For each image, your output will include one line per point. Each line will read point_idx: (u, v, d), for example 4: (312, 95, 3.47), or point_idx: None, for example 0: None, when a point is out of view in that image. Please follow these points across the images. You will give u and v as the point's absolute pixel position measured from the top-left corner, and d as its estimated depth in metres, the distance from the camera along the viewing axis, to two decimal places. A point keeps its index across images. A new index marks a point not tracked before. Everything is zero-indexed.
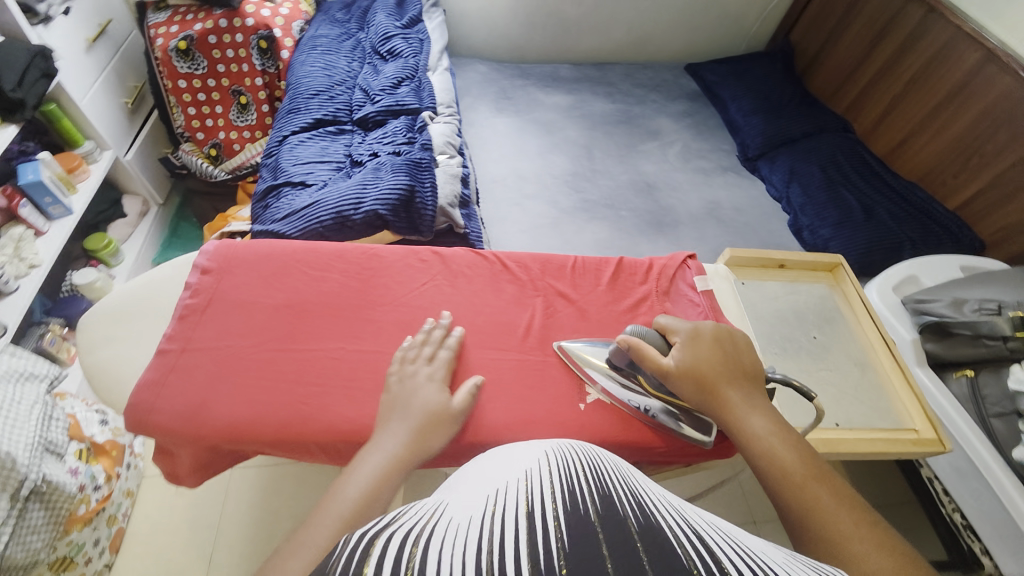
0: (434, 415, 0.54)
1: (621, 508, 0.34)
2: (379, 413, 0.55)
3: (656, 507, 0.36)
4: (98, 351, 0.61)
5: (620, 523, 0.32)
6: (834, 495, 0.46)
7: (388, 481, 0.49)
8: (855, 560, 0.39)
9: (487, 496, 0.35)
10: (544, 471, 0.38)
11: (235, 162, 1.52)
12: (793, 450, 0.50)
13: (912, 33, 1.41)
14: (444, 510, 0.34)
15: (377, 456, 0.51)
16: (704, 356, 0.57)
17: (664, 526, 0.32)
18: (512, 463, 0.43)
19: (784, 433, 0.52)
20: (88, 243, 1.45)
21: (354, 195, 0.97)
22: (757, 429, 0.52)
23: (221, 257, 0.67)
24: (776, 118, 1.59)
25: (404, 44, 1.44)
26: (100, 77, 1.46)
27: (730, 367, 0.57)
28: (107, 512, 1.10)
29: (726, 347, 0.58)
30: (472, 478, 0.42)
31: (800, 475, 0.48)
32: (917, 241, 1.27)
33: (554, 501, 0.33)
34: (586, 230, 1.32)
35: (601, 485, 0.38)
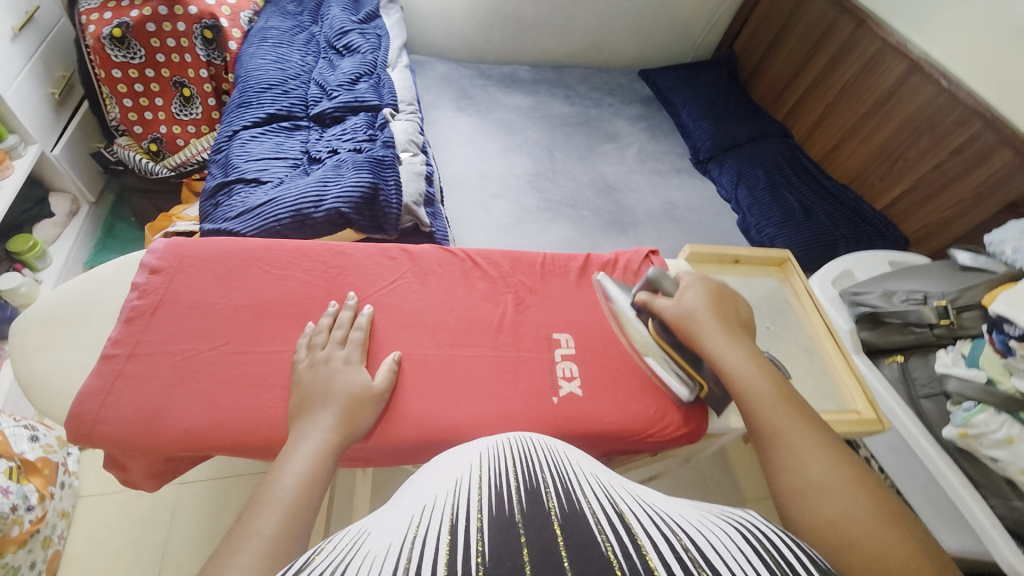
0: (356, 397, 0.53)
1: (546, 501, 0.34)
2: (298, 404, 0.52)
3: (583, 491, 0.36)
4: (31, 360, 0.55)
5: (542, 520, 0.31)
6: (794, 410, 0.52)
7: (320, 469, 0.46)
8: (809, 472, 0.47)
9: (410, 518, 0.33)
10: (473, 478, 0.37)
11: (179, 157, 1.43)
12: (766, 376, 0.54)
13: (843, 46, 1.53)
14: (363, 542, 0.31)
15: (307, 443, 0.48)
16: (717, 305, 0.59)
17: (587, 512, 0.33)
18: (445, 471, 0.42)
19: (760, 362, 0.56)
20: (9, 245, 1.32)
21: (313, 193, 0.94)
22: (741, 364, 0.55)
23: (172, 256, 0.63)
24: (724, 123, 1.68)
25: (363, 40, 1.40)
26: (27, 67, 1.34)
27: (724, 316, 0.59)
28: (42, 534, 1.02)
29: (726, 303, 0.61)
30: (404, 496, 0.40)
31: (769, 398, 0.53)
32: (850, 238, 1.37)
33: (478, 511, 0.32)
34: (548, 229, 1.34)
35: (529, 479, 0.37)
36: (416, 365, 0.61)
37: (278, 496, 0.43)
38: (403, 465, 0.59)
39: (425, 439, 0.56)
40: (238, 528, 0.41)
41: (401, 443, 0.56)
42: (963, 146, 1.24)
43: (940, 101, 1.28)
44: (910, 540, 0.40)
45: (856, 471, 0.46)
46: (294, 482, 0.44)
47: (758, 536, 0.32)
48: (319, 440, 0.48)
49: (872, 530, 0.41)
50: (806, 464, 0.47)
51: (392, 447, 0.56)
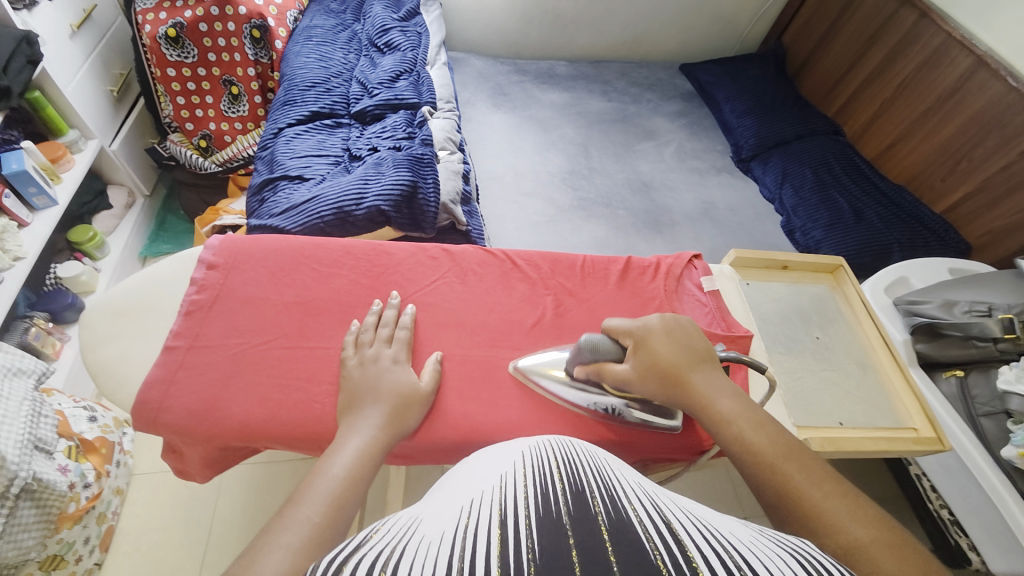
0: (404, 396, 0.54)
1: (592, 505, 0.33)
2: (347, 400, 0.53)
3: (630, 499, 0.36)
4: (100, 349, 0.59)
5: (590, 522, 0.31)
6: (805, 470, 0.47)
7: (368, 463, 0.48)
8: (842, 531, 0.40)
9: (460, 508, 0.33)
10: (518, 476, 0.37)
11: (226, 153, 1.49)
12: (763, 431, 0.51)
13: (904, 37, 1.44)
14: (416, 528, 0.32)
15: (355, 439, 0.49)
16: (675, 347, 0.56)
17: (634, 519, 0.32)
18: (489, 467, 0.42)
19: (753, 414, 0.53)
20: (71, 236, 1.41)
21: (355, 191, 0.95)
22: (730, 410, 0.52)
23: (227, 252, 0.65)
24: (769, 120, 1.62)
25: (402, 37, 1.41)
26: (85, 63, 1.41)
27: (685, 354, 0.56)
28: (98, 510, 1.08)
29: (679, 336, 0.57)
30: (445, 490, 0.41)
31: (772, 455, 0.48)
32: (905, 243, 1.30)
33: (527, 508, 0.32)
34: (583, 228, 1.32)
35: (574, 482, 0.37)
36: (457, 365, 0.62)
37: (325, 486, 0.45)
38: (443, 464, 0.60)
39: (465, 439, 0.57)
40: (285, 511, 0.42)
41: (442, 442, 0.57)
42: None
43: (1008, 99, 1.20)
44: None
45: (885, 527, 0.41)
46: (342, 473, 0.46)
47: (806, 556, 0.32)
48: (368, 436, 0.50)
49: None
50: (830, 522, 0.42)
51: (433, 446, 0.57)
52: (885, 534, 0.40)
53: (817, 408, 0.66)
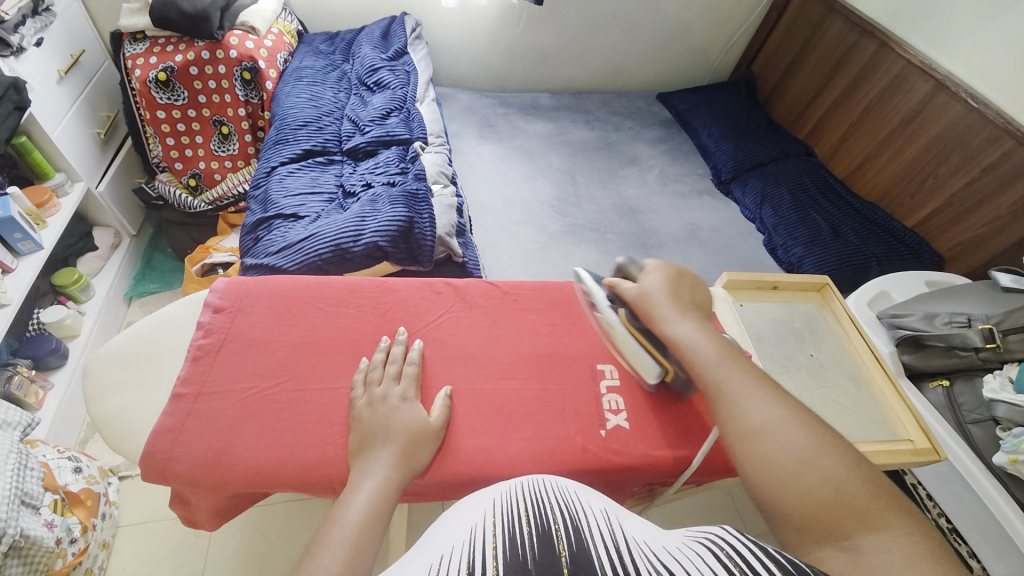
0: (416, 433, 0.54)
1: (556, 542, 0.36)
2: (360, 440, 0.53)
3: (590, 529, 0.39)
4: (104, 400, 0.58)
5: (554, 562, 0.33)
6: (735, 367, 0.55)
7: (382, 504, 0.48)
8: (751, 418, 0.51)
9: (431, 565, 0.35)
10: (487, 524, 0.39)
11: (216, 191, 1.50)
12: (707, 340, 0.58)
13: (866, 65, 1.54)
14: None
15: (370, 482, 0.49)
16: (672, 285, 0.63)
17: (593, 552, 0.35)
18: (463, 514, 0.44)
19: (706, 329, 0.59)
20: (55, 279, 1.38)
21: (352, 227, 0.97)
22: (689, 332, 0.59)
23: (232, 295, 0.65)
24: (745, 143, 1.69)
25: (392, 76, 1.44)
26: (72, 107, 1.42)
27: (678, 293, 0.63)
28: (83, 567, 1.04)
29: (682, 283, 0.65)
30: (426, 541, 0.42)
31: (707, 360, 0.56)
32: (881, 257, 1.36)
33: (494, 554, 0.34)
34: (574, 254, 1.35)
35: (540, 521, 0.39)
36: (466, 399, 0.62)
37: (343, 532, 0.45)
38: (456, 500, 0.60)
39: (480, 475, 0.57)
40: (305, 561, 0.42)
41: (456, 479, 0.57)
42: (996, 164, 1.23)
43: (968, 119, 1.28)
44: (848, 470, 0.46)
45: (797, 410, 0.51)
46: (357, 517, 0.46)
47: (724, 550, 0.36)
48: (382, 478, 0.50)
49: (820, 465, 0.46)
50: (751, 412, 0.51)
51: (446, 481, 0.57)
52: (796, 418, 0.50)
53: None
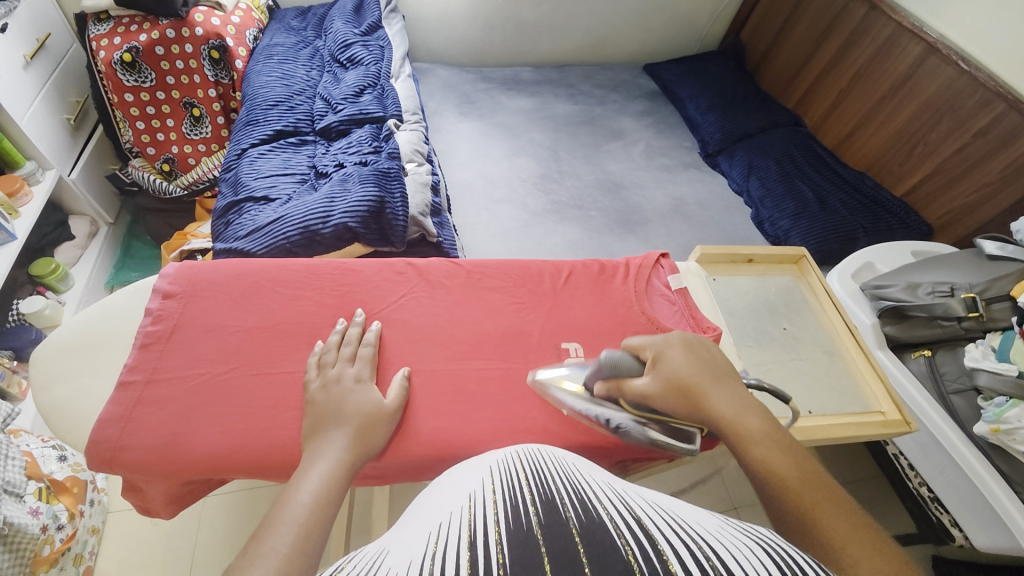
0: (370, 415, 0.53)
1: (562, 510, 0.34)
2: (312, 424, 0.52)
3: (599, 498, 0.37)
4: (54, 389, 0.57)
5: (563, 530, 0.32)
6: (831, 502, 0.40)
7: (335, 487, 0.46)
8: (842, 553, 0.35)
9: (429, 532, 0.34)
10: (486, 492, 0.38)
11: (191, 176, 1.47)
12: (786, 453, 0.46)
13: (856, 29, 1.48)
14: (382, 560, 0.32)
15: (321, 463, 0.48)
16: (693, 360, 0.53)
17: (605, 519, 0.33)
18: (457, 485, 0.43)
19: (773, 429, 0.48)
20: (33, 269, 1.36)
21: (321, 209, 0.94)
22: (753, 426, 0.48)
23: (185, 280, 0.63)
24: (733, 115, 1.65)
25: (365, 51, 1.39)
26: (39, 92, 1.38)
27: (708, 371, 0.53)
28: (73, 552, 1.09)
29: (701, 354, 0.55)
30: (417, 513, 0.41)
31: (796, 483, 0.42)
32: (869, 228, 1.34)
33: (496, 523, 0.33)
34: (556, 232, 1.34)
35: (544, 490, 0.38)
36: (427, 379, 0.61)
37: (292, 514, 0.43)
38: (417, 480, 0.59)
39: (440, 455, 0.56)
40: (251, 545, 0.40)
41: (414, 460, 0.56)
42: (987, 128, 1.20)
43: (959, 82, 1.24)
44: None
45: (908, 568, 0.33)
46: (308, 500, 0.44)
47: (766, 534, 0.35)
48: (335, 460, 0.48)
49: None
50: (836, 542, 0.36)
51: (403, 462, 0.56)
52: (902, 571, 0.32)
53: (787, 397, 0.66)
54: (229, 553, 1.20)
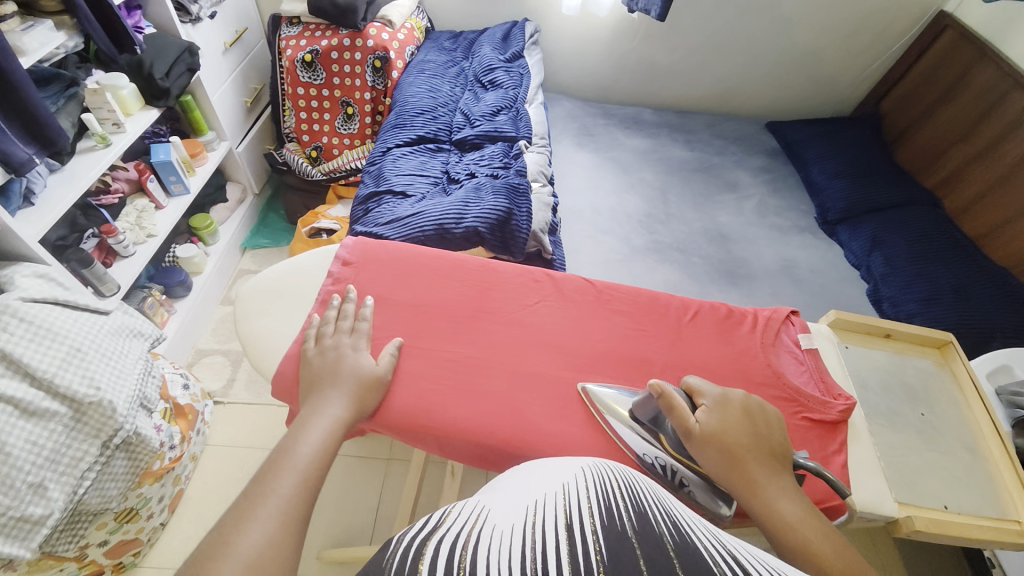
0: (365, 381, 0.58)
1: (656, 526, 0.37)
2: (311, 385, 0.57)
3: (692, 526, 0.39)
4: (252, 322, 0.67)
5: (657, 542, 0.35)
6: None
7: (332, 441, 0.52)
8: None
9: (528, 510, 0.39)
10: (581, 490, 0.42)
11: (332, 164, 1.66)
12: (830, 545, 0.46)
13: (1013, 121, 1.39)
14: (488, 521, 0.38)
15: (320, 421, 0.53)
16: (742, 420, 0.55)
17: (698, 545, 0.35)
18: (549, 476, 0.47)
19: (816, 520, 0.49)
20: (193, 221, 1.60)
21: (456, 211, 1.03)
22: (796, 513, 0.49)
23: (359, 252, 0.73)
24: (861, 185, 1.58)
25: (506, 76, 1.51)
26: (229, 76, 1.63)
27: (758, 438, 0.54)
28: (175, 472, 1.20)
29: (756, 420, 0.56)
30: (513, 491, 0.46)
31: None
32: (1010, 329, 1.22)
33: (592, 518, 0.37)
34: (656, 271, 1.35)
35: (638, 504, 0.41)
36: (547, 383, 0.65)
37: (295, 463, 0.49)
38: None
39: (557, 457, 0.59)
40: (256, 485, 0.46)
41: (533, 453, 0.59)
42: None
43: None
44: None
45: None
46: (309, 452, 0.50)
47: None
48: (333, 417, 0.54)
49: None
50: None
51: (526, 455, 0.60)
52: None
53: (920, 486, 0.62)
54: None
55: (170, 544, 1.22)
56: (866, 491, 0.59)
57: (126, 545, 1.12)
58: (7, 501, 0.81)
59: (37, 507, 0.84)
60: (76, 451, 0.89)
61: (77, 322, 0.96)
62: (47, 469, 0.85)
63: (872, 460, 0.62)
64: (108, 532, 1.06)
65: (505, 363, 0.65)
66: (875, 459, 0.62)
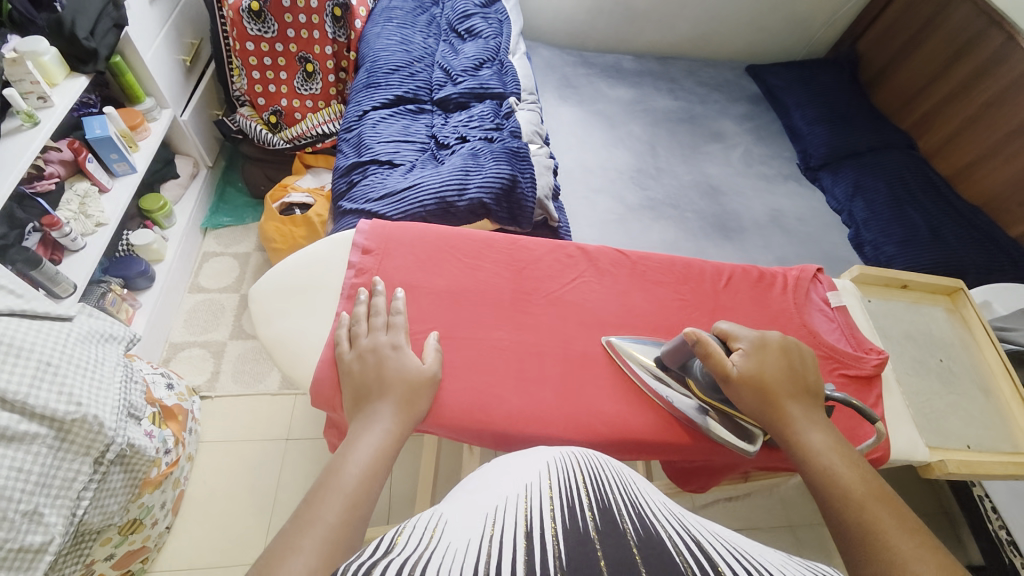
0: (411, 383, 0.56)
1: (620, 522, 0.37)
2: (361, 394, 0.55)
3: (657, 518, 0.39)
4: (275, 325, 0.65)
5: (621, 540, 0.34)
6: (893, 515, 0.49)
7: (384, 457, 0.50)
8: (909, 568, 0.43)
9: (486, 518, 0.37)
10: (544, 486, 0.41)
11: (296, 130, 1.50)
12: (853, 469, 0.54)
13: (990, 59, 1.43)
14: (442, 533, 0.35)
15: (371, 434, 0.51)
16: (776, 363, 0.60)
17: (663, 538, 0.35)
18: (515, 471, 0.46)
19: (839, 447, 0.56)
20: (143, 203, 1.42)
21: (457, 181, 0.96)
22: (822, 444, 0.56)
23: (378, 237, 0.69)
24: (841, 130, 1.60)
25: (485, 24, 1.39)
26: (161, 30, 1.40)
27: (793, 378, 0.60)
28: (174, 476, 1.14)
29: (793, 359, 0.61)
30: (474, 494, 0.44)
31: (860, 495, 0.51)
32: (982, 265, 1.31)
33: (553, 520, 0.35)
34: (652, 229, 1.34)
35: (601, 497, 0.40)
36: (593, 365, 0.66)
37: (342, 482, 0.46)
38: None
39: (610, 436, 0.62)
40: (303, 508, 0.43)
41: (590, 434, 0.62)
42: None
43: None
44: None
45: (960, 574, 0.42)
46: (358, 471, 0.47)
47: None
48: (384, 429, 0.52)
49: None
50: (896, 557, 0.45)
51: (579, 437, 0.62)
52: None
53: (947, 430, 0.72)
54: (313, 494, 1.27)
55: (179, 547, 1.17)
56: (901, 439, 0.67)
57: (133, 554, 1.07)
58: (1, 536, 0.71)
59: (36, 535, 0.75)
60: (68, 472, 0.79)
61: (41, 333, 0.82)
62: (40, 493, 0.76)
63: (902, 409, 0.70)
64: (114, 545, 1.01)
65: (551, 347, 0.66)
66: (903, 408, 0.70)
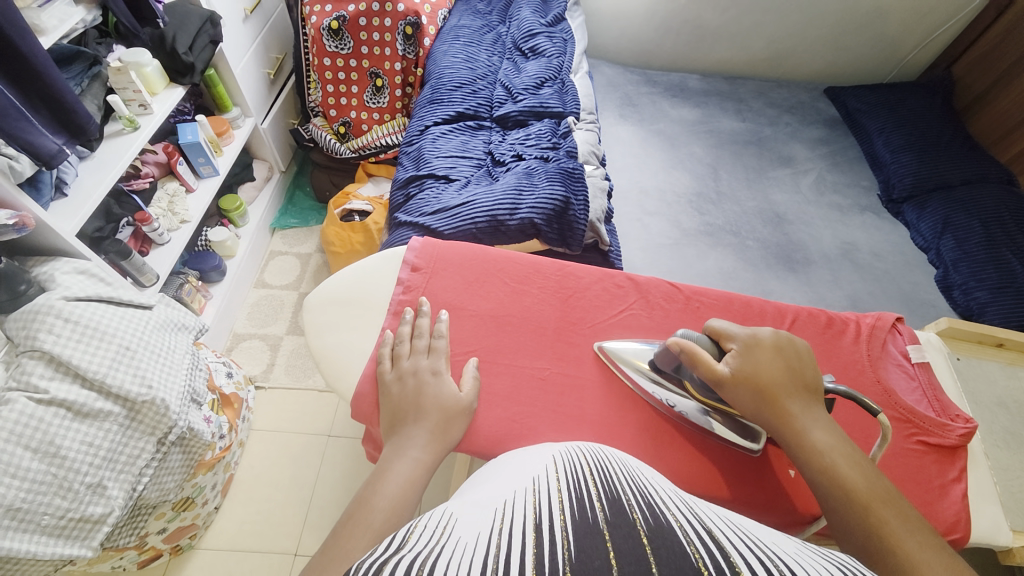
0: (447, 411, 0.57)
1: (629, 510, 0.34)
2: (396, 419, 0.56)
3: (666, 507, 0.36)
4: (324, 337, 0.67)
5: (628, 526, 0.31)
6: (900, 517, 0.48)
7: (412, 489, 0.50)
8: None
9: (494, 511, 0.34)
10: (551, 480, 0.39)
11: (362, 141, 1.58)
12: (858, 468, 0.52)
13: None
14: (451, 528, 0.33)
15: (402, 463, 0.51)
16: (770, 358, 0.57)
17: (674, 527, 0.32)
18: (522, 468, 0.45)
19: (843, 443, 0.54)
20: (222, 203, 1.54)
21: (509, 200, 0.96)
22: (826, 442, 0.53)
23: (428, 256, 0.71)
24: (931, 159, 1.45)
25: (549, 43, 1.40)
26: (251, 46, 1.52)
27: (789, 373, 0.56)
28: (225, 460, 1.21)
29: (788, 354, 0.58)
30: (484, 489, 0.43)
31: (866, 496, 0.50)
32: None
33: (561, 510, 0.33)
34: (709, 256, 1.27)
35: (609, 489, 0.38)
36: (637, 406, 0.64)
37: (370, 515, 0.46)
38: None
39: None
40: (331, 540, 0.43)
41: None
42: None
43: None
44: None
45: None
46: (387, 503, 0.47)
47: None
48: (415, 459, 0.52)
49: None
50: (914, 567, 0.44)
51: None
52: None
53: None
54: (347, 493, 1.30)
55: (223, 528, 1.24)
56: (982, 520, 0.60)
57: (183, 529, 1.15)
58: (66, 504, 0.79)
59: (97, 506, 0.82)
60: (133, 449, 0.86)
61: (123, 320, 0.90)
62: (106, 467, 0.83)
63: (988, 487, 0.62)
64: (166, 520, 1.08)
65: (593, 382, 0.64)
66: (991, 485, 0.63)
